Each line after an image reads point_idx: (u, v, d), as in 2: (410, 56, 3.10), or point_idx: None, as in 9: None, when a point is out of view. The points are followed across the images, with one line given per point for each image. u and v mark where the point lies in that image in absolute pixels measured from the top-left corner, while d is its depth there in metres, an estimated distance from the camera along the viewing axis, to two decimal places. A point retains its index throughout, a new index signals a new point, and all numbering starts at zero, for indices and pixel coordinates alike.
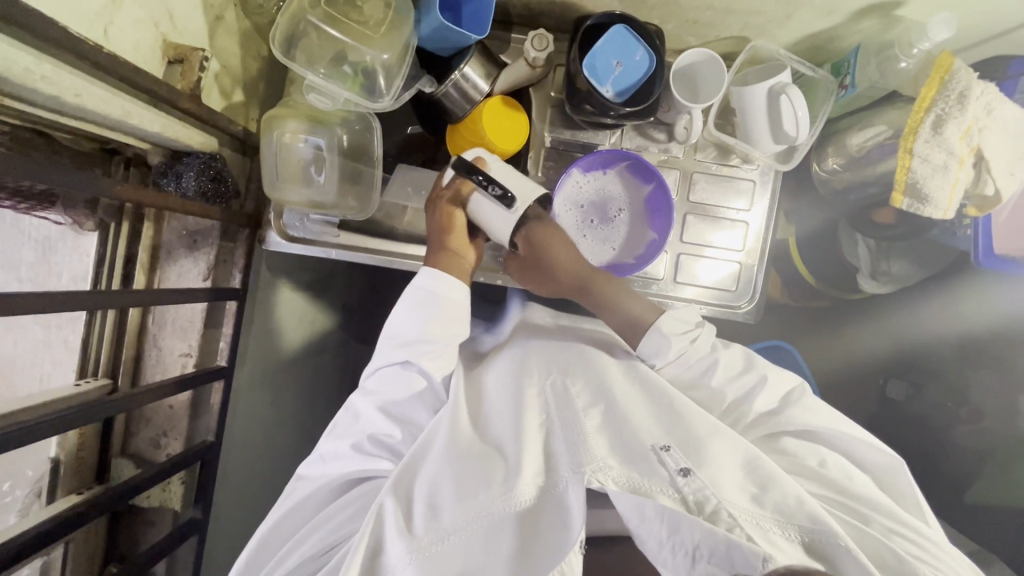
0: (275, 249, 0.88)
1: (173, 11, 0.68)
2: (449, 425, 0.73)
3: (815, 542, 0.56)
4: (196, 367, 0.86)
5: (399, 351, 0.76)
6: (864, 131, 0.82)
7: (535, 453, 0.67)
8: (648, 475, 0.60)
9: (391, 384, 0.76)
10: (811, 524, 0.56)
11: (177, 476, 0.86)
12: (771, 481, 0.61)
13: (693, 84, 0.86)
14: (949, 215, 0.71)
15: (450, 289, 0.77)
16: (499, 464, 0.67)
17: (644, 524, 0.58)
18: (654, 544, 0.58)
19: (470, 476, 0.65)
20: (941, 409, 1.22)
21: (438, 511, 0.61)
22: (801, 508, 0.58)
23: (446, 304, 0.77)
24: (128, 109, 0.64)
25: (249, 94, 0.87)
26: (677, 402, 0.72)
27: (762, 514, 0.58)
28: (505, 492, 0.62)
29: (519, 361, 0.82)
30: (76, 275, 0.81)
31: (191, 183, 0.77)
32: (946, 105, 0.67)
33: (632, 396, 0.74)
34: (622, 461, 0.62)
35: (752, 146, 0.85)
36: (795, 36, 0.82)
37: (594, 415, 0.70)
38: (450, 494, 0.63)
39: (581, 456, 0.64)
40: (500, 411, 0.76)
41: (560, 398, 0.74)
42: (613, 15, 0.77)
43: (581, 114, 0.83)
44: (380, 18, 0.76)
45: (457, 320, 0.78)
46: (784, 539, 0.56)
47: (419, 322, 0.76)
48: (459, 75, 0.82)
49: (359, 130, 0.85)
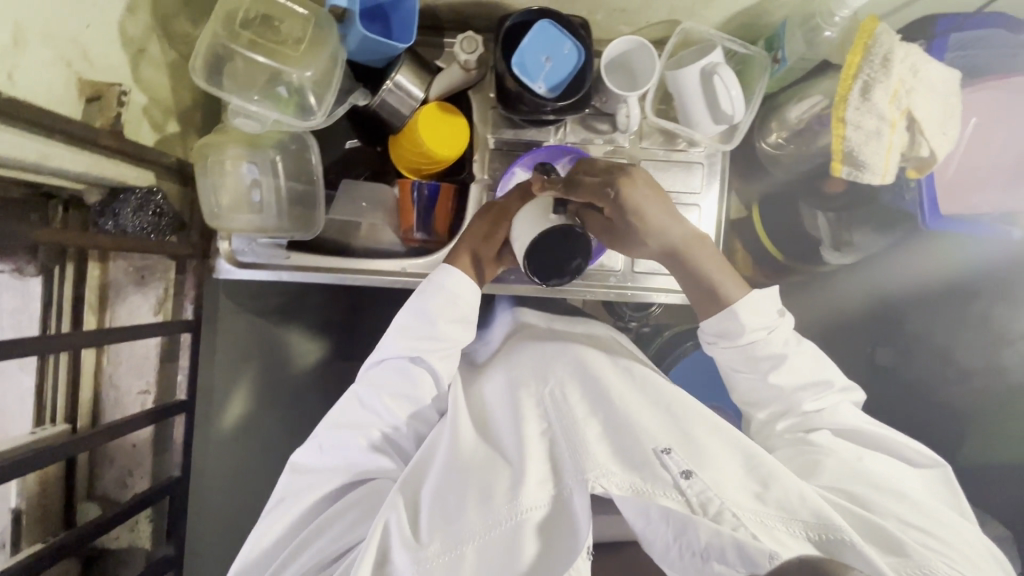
0: (227, 277, 0.88)
1: (86, 48, 0.67)
2: (450, 440, 0.75)
3: (825, 539, 0.57)
4: (155, 404, 0.85)
5: (409, 346, 0.75)
6: (802, 104, 0.82)
7: (538, 460, 0.69)
8: (651, 480, 0.62)
9: (397, 377, 0.75)
10: (815, 519, 0.58)
11: (143, 515, 0.86)
12: (773, 478, 0.63)
13: (630, 73, 0.85)
14: (888, 180, 0.70)
15: (460, 288, 0.76)
16: (502, 469, 0.69)
17: (651, 528, 0.60)
18: (661, 546, 0.59)
19: (474, 482, 0.68)
20: (928, 371, 1.24)
21: (445, 521, 0.64)
22: (805, 503, 0.60)
23: (457, 302, 0.76)
24: (47, 151, 0.63)
25: (185, 125, 0.86)
26: (675, 405, 0.73)
27: (767, 511, 0.59)
28: (510, 501, 0.64)
29: (510, 365, 0.82)
30: (22, 322, 0.80)
31: (130, 219, 0.77)
32: (871, 70, 0.66)
33: (634, 398, 0.74)
34: (624, 466, 0.64)
35: (694, 129, 0.84)
36: (725, 15, 0.82)
37: (594, 423, 0.71)
38: (452, 507, 0.66)
39: (583, 462, 0.65)
40: (500, 417, 0.78)
41: (559, 406, 0.75)
42: (532, 12, 0.77)
43: (518, 113, 0.81)
44: (298, 36, 0.75)
45: (463, 315, 0.77)
46: (789, 535, 0.57)
47: (430, 319, 0.75)
48: (391, 84, 0.82)
49: (295, 149, 0.83)
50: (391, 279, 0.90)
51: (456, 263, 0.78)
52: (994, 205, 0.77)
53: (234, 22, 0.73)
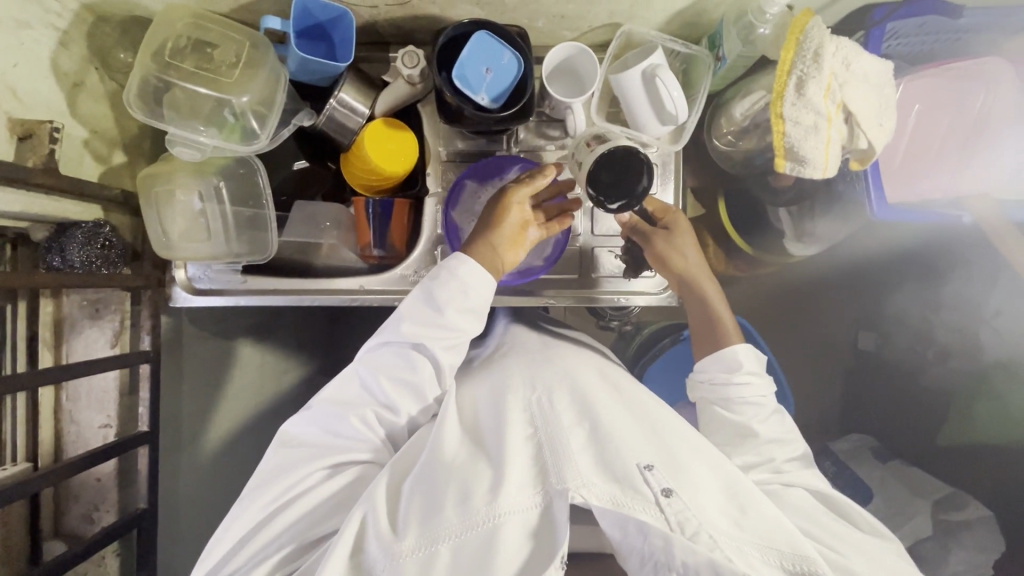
0: (183, 304, 0.88)
1: (14, 87, 0.66)
2: (434, 442, 0.72)
3: (799, 570, 0.60)
4: (117, 437, 0.85)
5: (413, 333, 0.73)
6: (747, 100, 0.81)
7: (522, 463, 0.66)
8: (632, 494, 0.60)
9: (397, 363, 0.74)
10: (790, 551, 0.61)
11: (111, 549, 0.85)
12: (751, 504, 0.64)
13: (575, 78, 0.84)
14: (830, 173, 0.70)
15: (470, 276, 0.73)
16: (481, 468, 0.66)
17: (626, 539, 0.61)
18: (636, 559, 0.61)
19: (454, 480, 0.66)
20: (912, 353, 1.25)
21: (419, 524, 0.63)
22: (781, 533, 0.62)
23: (468, 293, 0.74)
24: None
25: (132, 154, 0.86)
26: (658, 420, 0.72)
27: (743, 537, 0.61)
28: (489, 501, 0.62)
29: (499, 376, 0.81)
30: None
31: (77, 253, 0.76)
32: (804, 66, 0.66)
33: (618, 409, 0.72)
34: (606, 477, 0.62)
35: (640, 131, 0.83)
36: (664, 15, 0.81)
37: (581, 432, 0.68)
38: (425, 510, 0.64)
39: (564, 470, 0.63)
40: (489, 418, 0.74)
41: (545, 412, 0.72)
42: (468, 24, 0.76)
43: (464, 125, 0.81)
44: (232, 62, 0.75)
45: (472, 308, 0.74)
46: (759, 559, 0.60)
47: (438, 308, 0.73)
48: (334, 102, 0.82)
49: (242, 173, 0.83)
50: (350, 297, 0.89)
51: (472, 254, 0.75)
52: (941, 191, 0.78)
53: (165, 54, 0.72)
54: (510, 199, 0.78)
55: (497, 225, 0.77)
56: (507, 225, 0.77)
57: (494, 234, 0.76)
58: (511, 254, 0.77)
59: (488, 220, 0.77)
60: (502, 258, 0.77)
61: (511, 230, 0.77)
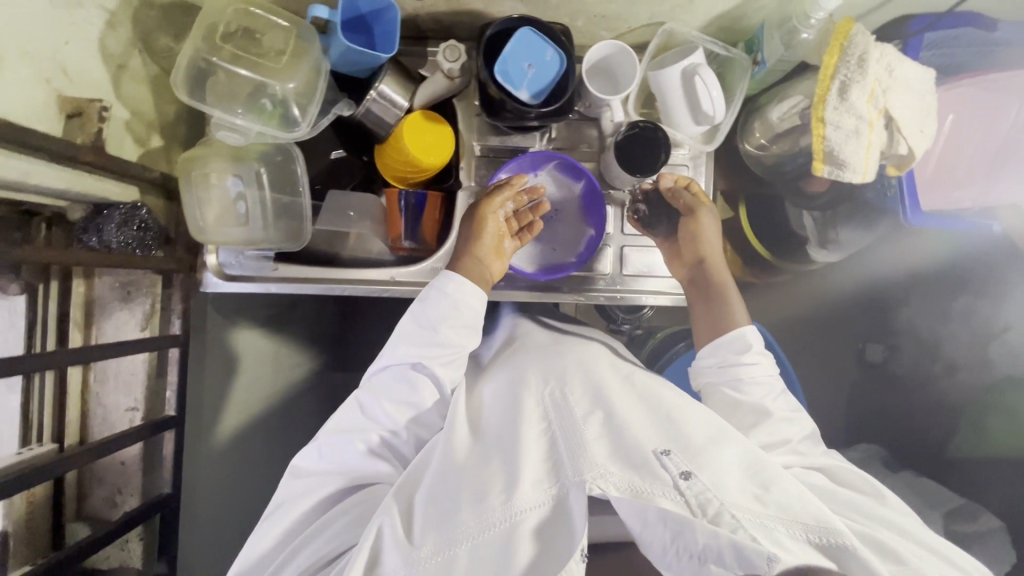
0: (213, 290, 0.87)
1: (65, 65, 0.67)
2: (448, 441, 0.73)
3: (826, 543, 0.57)
4: (144, 420, 0.85)
5: (412, 352, 0.75)
6: (782, 105, 0.83)
7: (536, 460, 0.65)
8: (649, 480, 0.60)
9: (400, 385, 0.76)
10: (816, 522, 0.58)
11: (134, 532, 0.84)
12: (773, 481, 0.62)
13: (612, 78, 0.85)
14: (868, 178, 0.71)
15: (465, 294, 0.77)
16: (497, 467, 0.66)
17: (648, 530, 0.58)
18: (658, 549, 0.58)
19: (471, 483, 0.65)
20: (920, 368, 1.24)
21: (438, 526, 0.62)
22: (805, 508, 0.59)
23: (462, 309, 0.77)
24: (25, 168, 0.62)
25: (169, 138, 0.85)
26: (671, 409, 0.71)
27: (766, 513, 0.58)
28: (506, 500, 0.61)
29: (514, 371, 0.81)
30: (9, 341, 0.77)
31: (114, 234, 0.77)
32: (848, 70, 0.67)
33: (630, 402, 0.73)
34: (622, 466, 0.61)
35: (675, 129, 0.85)
36: (703, 19, 0.83)
37: (595, 421, 0.69)
38: (446, 509, 0.63)
39: (580, 463, 0.62)
40: (499, 414, 0.75)
41: (559, 407, 0.72)
42: (514, 19, 0.77)
43: (503, 121, 0.82)
44: (281, 49, 0.76)
45: (467, 323, 0.77)
46: (787, 536, 0.56)
47: (433, 326, 0.76)
48: (374, 94, 0.82)
49: (280, 159, 0.82)
50: (380, 288, 0.89)
51: (459, 273, 0.79)
52: (970, 200, 0.79)
53: (215, 37, 0.73)
54: (484, 213, 0.81)
55: (476, 242, 0.81)
56: (485, 241, 0.81)
57: (475, 251, 0.81)
58: (496, 266, 0.82)
59: (468, 237, 0.82)
60: (488, 272, 0.81)
61: (490, 245, 0.81)
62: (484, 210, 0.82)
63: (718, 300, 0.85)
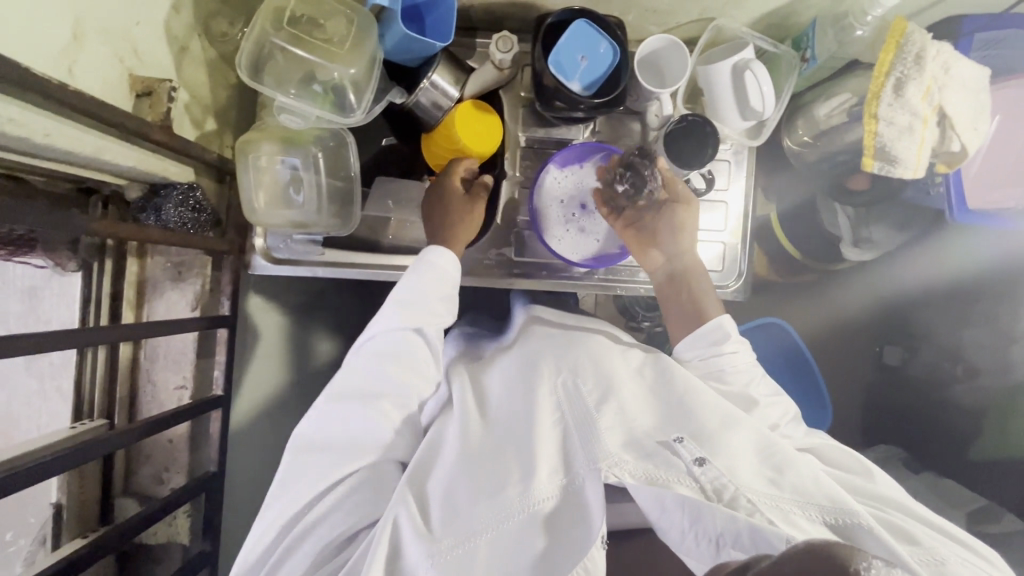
0: (261, 272, 0.88)
1: (136, 45, 0.68)
2: (459, 425, 0.71)
3: (840, 523, 0.57)
4: (191, 399, 0.86)
5: (404, 319, 0.74)
6: (829, 102, 0.84)
7: (550, 449, 0.64)
8: (665, 467, 0.59)
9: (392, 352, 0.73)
10: (831, 504, 0.58)
11: (182, 509, 0.86)
12: (786, 464, 0.62)
13: (661, 72, 0.85)
14: (920, 173, 0.72)
15: (448, 263, 0.78)
16: (512, 457, 0.64)
17: (665, 517, 0.58)
18: (676, 534, 0.58)
19: (484, 474, 0.63)
20: (936, 369, 1.22)
21: (455, 513, 0.61)
22: (820, 490, 0.59)
23: (450, 279, 0.78)
24: (100, 145, 0.63)
25: (222, 122, 0.87)
26: (687, 399, 0.70)
27: (782, 496, 0.58)
28: (522, 492, 0.60)
29: (523, 356, 0.79)
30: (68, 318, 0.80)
31: (172, 214, 0.78)
32: (905, 67, 0.68)
33: (642, 394, 0.71)
34: (637, 455, 0.61)
35: (720, 123, 0.85)
36: (754, 15, 0.84)
37: (607, 410, 0.67)
38: (464, 495, 0.62)
39: (594, 452, 0.62)
40: (509, 403, 0.73)
41: (572, 396, 0.70)
42: (572, 11, 0.78)
43: (552, 110, 0.84)
44: (344, 35, 0.76)
45: (452, 292, 0.78)
46: (804, 518, 0.56)
47: (425, 294, 0.75)
48: (428, 83, 0.82)
49: (333, 145, 0.84)
50: None
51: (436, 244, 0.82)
52: (1016, 200, 0.79)
53: (281, 21, 0.75)
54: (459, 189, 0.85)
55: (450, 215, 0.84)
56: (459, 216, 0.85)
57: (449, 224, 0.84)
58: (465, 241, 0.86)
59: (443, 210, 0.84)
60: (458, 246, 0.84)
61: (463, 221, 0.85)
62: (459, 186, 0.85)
63: (695, 292, 0.84)
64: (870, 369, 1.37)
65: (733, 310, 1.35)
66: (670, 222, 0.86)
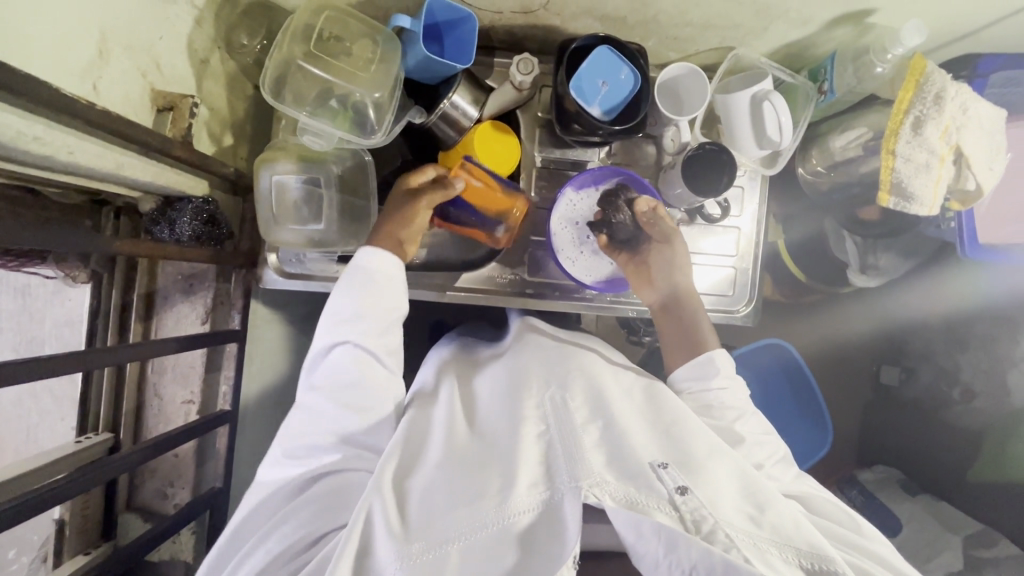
0: (272, 287, 0.87)
1: (159, 59, 0.67)
2: (443, 434, 0.68)
3: (819, 570, 0.53)
4: (198, 415, 0.85)
5: (339, 332, 0.72)
6: (846, 135, 0.87)
7: (531, 461, 0.61)
8: (645, 491, 0.56)
9: (337, 370, 0.70)
10: (808, 548, 0.54)
11: (186, 527, 0.86)
12: (768, 502, 0.59)
13: (679, 99, 0.86)
14: (933, 212, 0.74)
15: (388, 266, 0.75)
16: (493, 471, 0.61)
17: (642, 542, 0.54)
18: (650, 562, 0.54)
19: (465, 483, 0.60)
20: (936, 390, 1.20)
21: (429, 519, 0.57)
22: (798, 531, 0.56)
23: (383, 281, 0.74)
24: (120, 161, 0.62)
25: (238, 136, 0.86)
26: (671, 422, 0.68)
27: (760, 535, 0.55)
28: (499, 504, 0.56)
29: (514, 371, 0.77)
30: (60, 321, 0.82)
31: (185, 229, 0.76)
32: (924, 106, 0.71)
33: (632, 414, 0.69)
34: (618, 475, 0.57)
35: (738, 152, 0.86)
36: (773, 46, 0.85)
37: (593, 430, 0.64)
38: (441, 505, 0.58)
39: (577, 468, 0.58)
40: (495, 420, 0.70)
41: (559, 412, 0.67)
42: (597, 37, 0.78)
43: (570, 134, 0.84)
44: (367, 57, 0.76)
45: (393, 296, 0.74)
46: (781, 561, 0.53)
47: (355, 301, 0.72)
48: (447, 103, 0.81)
49: (352, 164, 0.84)
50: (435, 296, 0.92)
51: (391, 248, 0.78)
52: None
53: (309, 40, 0.74)
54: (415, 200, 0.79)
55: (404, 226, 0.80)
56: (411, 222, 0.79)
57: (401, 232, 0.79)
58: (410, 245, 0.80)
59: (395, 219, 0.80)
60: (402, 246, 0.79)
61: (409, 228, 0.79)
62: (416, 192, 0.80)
63: (693, 323, 0.84)
64: (868, 389, 1.38)
65: (736, 331, 1.35)
66: (666, 254, 0.86)
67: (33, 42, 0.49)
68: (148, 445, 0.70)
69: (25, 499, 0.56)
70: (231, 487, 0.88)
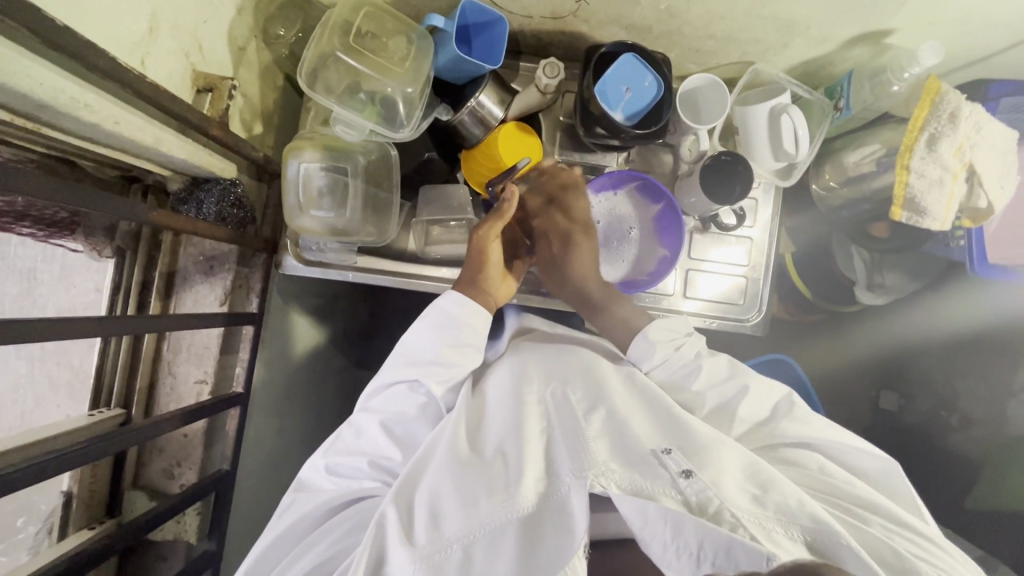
0: (291, 272, 0.89)
1: (201, 41, 0.70)
2: (449, 429, 0.68)
3: (818, 542, 0.55)
4: (211, 395, 0.86)
5: (407, 372, 0.73)
6: (860, 151, 0.90)
7: (536, 457, 0.64)
8: (650, 478, 0.58)
9: (394, 403, 0.73)
10: (812, 523, 0.55)
11: (191, 508, 0.86)
12: (772, 483, 0.59)
13: (698, 108, 0.88)
14: (947, 225, 0.79)
15: (471, 316, 0.75)
16: (498, 467, 0.63)
17: (647, 528, 0.55)
18: (657, 546, 0.55)
19: (473, 480, 0.61)
20: (934, 416, 1.18)
21: (439, 520, 0.58)
22: (802, 507, 0.56)
23: (465, 330, 0.75)
24: (159, 136, 0.64)
25: (268, 124, 0.88)
26: (673, 409, 0.70)
27: (764, 514, 0.56)
28: (506, 500, 0.59)
29: (517, 366, 0.76)
30: (66, 302, 0.81)
31: (211, 209, 0.78)
32: (939, 124, 0.75)
33: (633, 405, 0.70)
34: (624, 464, 0.60)
35: (754, 163, 0.88)
36: (792, 62, 0.87)
37: (597, 420, 0.66)
38: (452, 501, 0.60)
39: (582, 460, 0.61)
40: (496, 415, 0.71)
41: (561, 408, 0.69)
42: (624, 44, 0.81)
43: (593, 136, 0.85)
44: (402, 53, 0.78)
45: (471, 344, 0.75)
46: (785, 538, 0.54)
47: (434, 346, 0.73)
48: (474, 103, 0.82)
49: (377, 156, 0.87)
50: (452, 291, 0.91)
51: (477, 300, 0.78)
52: None
53: (348, 35, 0.76)
54: (484, 239, 0.79)
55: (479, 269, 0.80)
56: (490, 267, 0.80)
57: (479, 277, 0.79)
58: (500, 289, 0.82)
59: (477, 264, 0.79)
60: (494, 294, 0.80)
61: (496, 270, 0.80)
62: (478, 234, 0.79)
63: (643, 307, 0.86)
64: (869, 413, 1.33)
65: (742, 346, 1.34)
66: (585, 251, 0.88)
67: (89, 13, 0.51)
68: (164, 418, 0.71)
69: (37, 462, 0.56)
70: (237, 469, 0.89)
